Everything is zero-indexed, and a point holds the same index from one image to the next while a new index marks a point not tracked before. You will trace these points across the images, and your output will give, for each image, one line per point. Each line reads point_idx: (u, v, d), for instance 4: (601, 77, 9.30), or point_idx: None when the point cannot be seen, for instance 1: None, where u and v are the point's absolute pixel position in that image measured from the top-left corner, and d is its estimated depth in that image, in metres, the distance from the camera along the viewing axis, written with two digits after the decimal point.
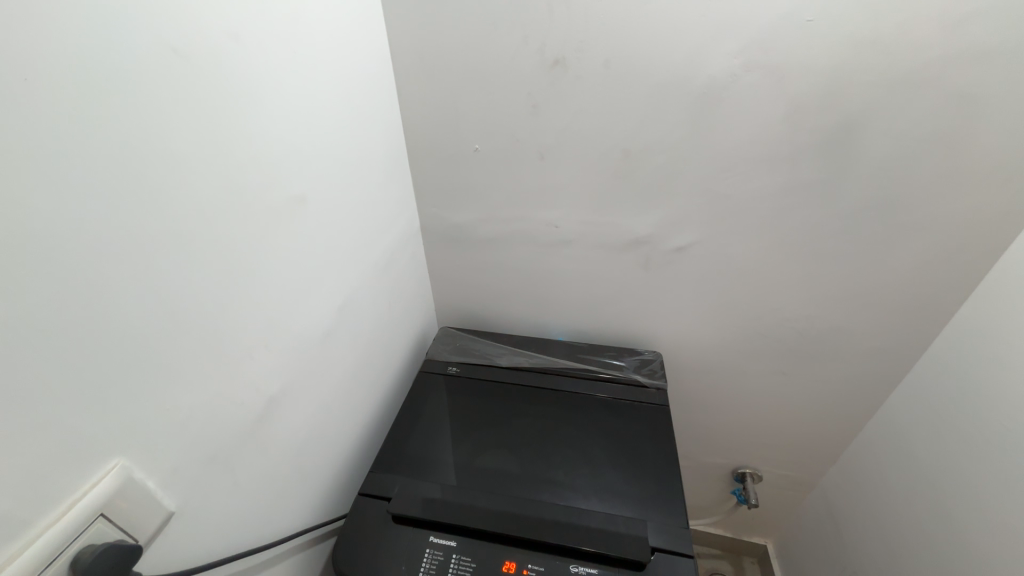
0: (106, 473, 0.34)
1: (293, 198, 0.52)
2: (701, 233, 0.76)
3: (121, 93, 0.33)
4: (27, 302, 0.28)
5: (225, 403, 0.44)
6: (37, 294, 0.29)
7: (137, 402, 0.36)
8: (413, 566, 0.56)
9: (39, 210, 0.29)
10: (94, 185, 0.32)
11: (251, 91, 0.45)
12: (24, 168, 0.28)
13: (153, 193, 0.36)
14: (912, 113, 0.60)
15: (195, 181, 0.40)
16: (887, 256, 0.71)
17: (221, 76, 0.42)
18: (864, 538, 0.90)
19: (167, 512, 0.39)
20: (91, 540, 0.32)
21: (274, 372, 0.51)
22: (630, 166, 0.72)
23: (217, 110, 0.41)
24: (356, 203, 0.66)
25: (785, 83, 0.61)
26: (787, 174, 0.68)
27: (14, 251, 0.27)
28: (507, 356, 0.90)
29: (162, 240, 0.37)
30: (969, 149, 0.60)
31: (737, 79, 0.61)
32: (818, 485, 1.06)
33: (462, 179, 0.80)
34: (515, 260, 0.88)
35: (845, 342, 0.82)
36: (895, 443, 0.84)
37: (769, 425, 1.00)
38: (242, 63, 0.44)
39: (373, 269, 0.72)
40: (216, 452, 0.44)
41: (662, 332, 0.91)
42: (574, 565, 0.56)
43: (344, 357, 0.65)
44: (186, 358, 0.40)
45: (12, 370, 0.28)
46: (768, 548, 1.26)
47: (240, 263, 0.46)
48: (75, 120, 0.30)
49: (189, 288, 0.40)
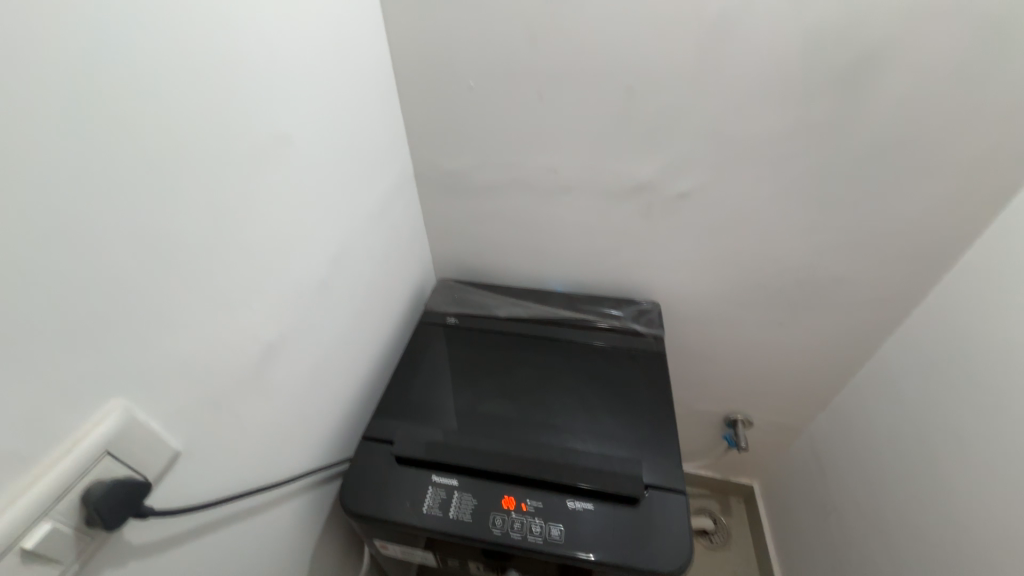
0: (108, 412, 0.34)
1: (279, 137, 0.49)
2: (706, 176, 0.73)
3: (84, 18, 0.30)
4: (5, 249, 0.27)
5: (224, 346, 0.44)
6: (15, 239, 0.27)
7: (134, 347, 0.36)
8: (417, 503, 0.58)
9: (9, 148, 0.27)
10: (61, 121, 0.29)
11: (228, 16, 0.41)
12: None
13: (130, 130, 0.33)
14: (942, 42, 0.55)
15: (173, 117, 0.37)
16: (895, 203, 0.69)
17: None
18: (847, 475, 0.95)
19: (174, 452, 0.40)
20: (99, 476, 0.33)
21: (271, 318, 0.50)
22: (634, 106, 0.68)
23: (188, 34, 0.37)
24: (347, 148, 0.62)
25: (806, 10, 0.56)
26: (800, 113, 0.64)
27: None
28: (506, 307, 0.91)
29: (146, 182, 0.35)
30: (999, 82, 0.56)
31: (755, 5, 0.57)
32: (806, 430, 1.10)
33: (456, 120, 0.75)
34: (513, 210, 0.86)
35: (845, 291, 0.82)
36: (884, 388, 0.87)
37: (764, 374, 1.02)
38: None
39: (366, 218, 0.69)
40: (217, 396, 0.44)
41: (660, 282, 0.91)
42: (571, 499, 0.58)
43: (342, 306, 0.65)
44: (180, 304, 0.39)
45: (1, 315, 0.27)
46: (754, 487, 1.33)
47: (230, 209, 0.44)
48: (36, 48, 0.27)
49: (178, 233, 0.38)
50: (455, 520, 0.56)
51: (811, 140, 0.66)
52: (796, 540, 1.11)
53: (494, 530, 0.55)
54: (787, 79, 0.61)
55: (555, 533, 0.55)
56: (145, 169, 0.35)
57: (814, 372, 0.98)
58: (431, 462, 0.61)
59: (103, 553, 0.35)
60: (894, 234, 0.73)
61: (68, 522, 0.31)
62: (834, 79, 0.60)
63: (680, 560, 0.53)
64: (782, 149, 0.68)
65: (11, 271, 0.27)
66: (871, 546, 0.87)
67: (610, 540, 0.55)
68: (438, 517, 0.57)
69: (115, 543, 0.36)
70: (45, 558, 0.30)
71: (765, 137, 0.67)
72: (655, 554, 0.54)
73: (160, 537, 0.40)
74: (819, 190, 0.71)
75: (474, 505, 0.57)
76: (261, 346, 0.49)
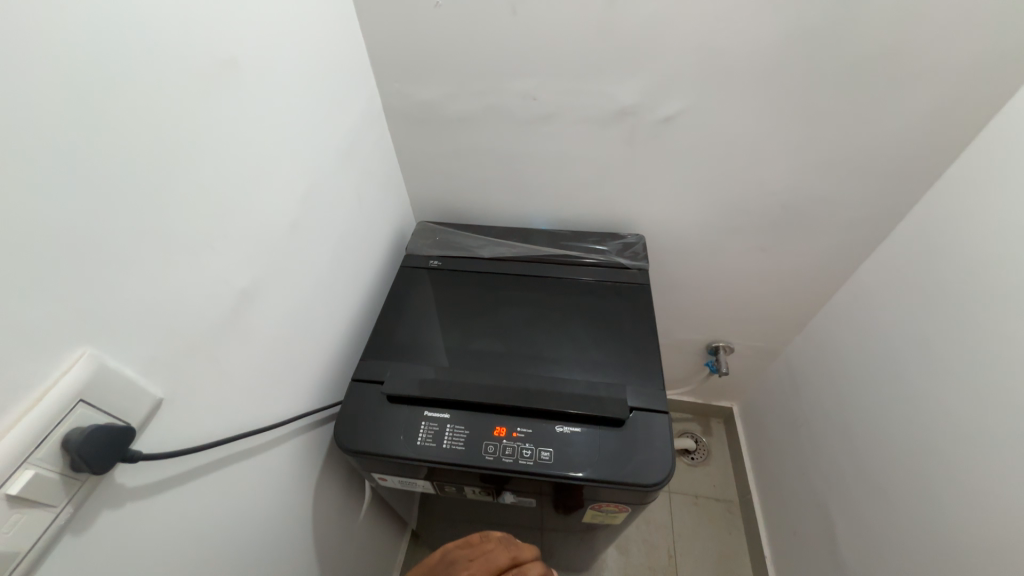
0: (74, 361, 0.33)
1: (227, 60, 0.44)
2: (693, 96, 0.69)
3: None
4: None
5: (194, 292, 0.42)
6: None
7: (94, 293, 0.33)
8: (411, 436, 0.60)
9: None
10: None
11: None
12: None
13: (46, 48, 0.29)
14: None
15: (96, 33, 0.32)
16: (885, 117, 0.67)
17: None
18: (819, 391, 1.01)
19: (156, 398, 0.39)
20: (77, 423, 0.33)
21: (241, 263, 0.48)
22: (615, 18, 0.62)
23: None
24: (306, 76, 0.57)
25: None
26: (792, 20, 0.60)
27: None
28: (489, 246, 0.89)
29: (78, 111, 0.31)
30: None
31: None
32: (784, 352, 1.15)
33: (424, 41, 0.69)
34: (491, 142, 0.82)
35: (828, 213, 0.82)
36: (861, 308, 0.89)
37: (745, 301, 1.04)
38: None
39: (334, 155, 0.65)
40: (194, 343, 0.43)
41: (644, 214, 0.89)
42: (559, 425, 0.60)
43: (317, 250, 0.62)
44: (140, 248, 0.37)
45: None
46: (733, 409, 1.42)
47: (183, 143, 0.40)
48: None
49: (126, 170, 0.35)
50: (449, 449, 0.58)
51: (803, 50, 0.62)
52: (770, 452, 1.20)
53: (486, 456, 0.58)
54: None
55: (545, 455, 0.58)
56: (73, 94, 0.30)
57: (794, 296, 1.00)
58: (423, 399, 0.63)
59: (97, 497, 0.35)
60: (881, 150, 0.71)
61: (53, 467, 0.31)
62: None
63: (662, 472, 0.56)
64: (772, 61, 0.64)
65: None
66: (837, 451, 0.94)
67: (598, 459, 0.57)
68: (432, 448, 0.59)
69: (109, 486, 0.36)
70: (34, 501, 0.30)
71: (754, 48, 0.63)
72: (640, 468, 0.57)
73: (155, 479, 0.40)
74: (808, 107, 0.68)
75: (467, 436, 0.60)
76: (235, 292, 0.47)
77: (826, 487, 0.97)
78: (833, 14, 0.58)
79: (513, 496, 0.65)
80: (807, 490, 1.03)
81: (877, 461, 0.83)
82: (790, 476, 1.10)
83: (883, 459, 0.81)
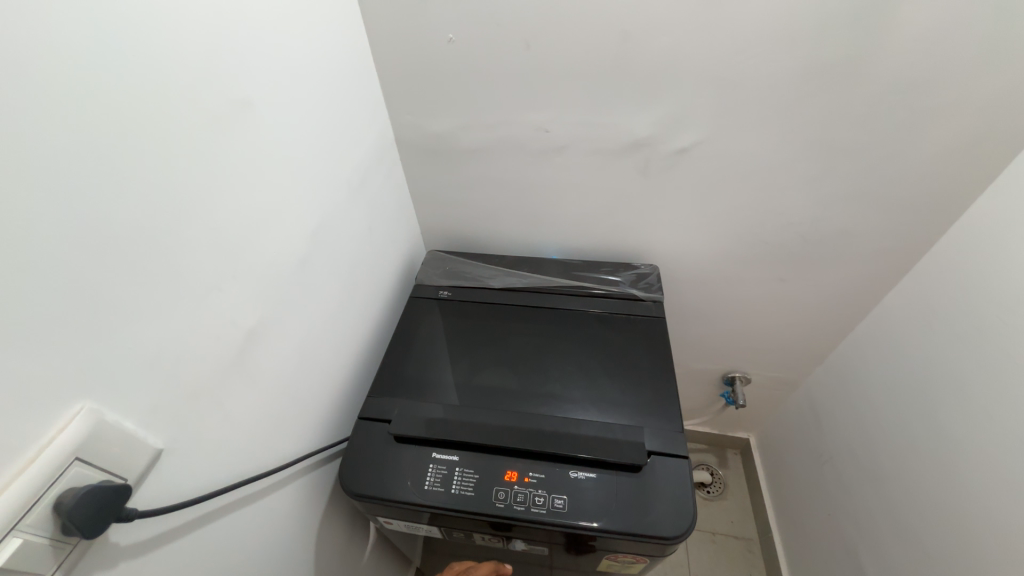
0: (74, 416, 0.31)
1: (239, 99, 0.44)
2: (708, 128, 0.69)
3: None
4: None
5: (201, 336, 0.41)
6: None
7: (96, 341, 0.32)
8: (418, 481, 0.57)
9: None
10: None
11: None
12: None
13: (48, 90, 0.28)
14: None
15: (103, 71, 0.31)
16: (907, 150, 0.66)
17: None
18: (842, 426, 0.96)
19: (156, 449, 0.38)
20: (70, 484, 0.31)
21: (247, 304, 0.47)
22: (628, 53, 0.62)
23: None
24: (317, 111, 0.57)
25: None
26: (808, 54, 0.59)
27: None
28: (500, 277, 0.88)
29: (79, 151, 0.30)
30: None
31: None
32: (804, 384, 1.11)
33: (436, 75, 0.69)
34: (502, 173, 0.81)
35: (849, 244, 0.80)
36: (885, 341, 0.86)
37: (764, 331, 1.01)
38: None
39: (345, 190, 0.65)
40: (197, 387, 0.42)
41: (658, 244, 0.88)
42: (574, 470, 0.57)
43: (327, 285, 0.62)
44: (141, 293, 0.36)
45: None
46: (750, 440, 1.37)
47: (190, 183, 0.39)
48: None
49: (128, 212, 0.34)
50: (457, 495, 0.56)
51: (822, 84, 0.61)
52: (791, 488, 1.15)
53: (497, 504, 0.55)
54: (800, 13, 0.56)
55: (559, 503, 0.55)
56: (72, 134, 0.29)
57: (813, 327, 0.97)
58: (432, 439, 0.60)
59: (89, 559, 0.33)
60: (901, 183, 0.69)
61: (42, 532, 0.30)
62: (852, 10, 0.54)
63: (684, 523, 0.53)
64: (789, 95, 0.63)
65: None
66: (864, 492, 0.89)
67: (615, 508, 0.54)
68: (440, 493, 0.56)
69: (101, 546, 0.34)
70: (23, 570, 0.28)
71: (770, 82, 0.62)
72: (659, 519, 0.54)
73: (152, 534, 0.38)
74: (827, 139, 0.67)
75: (477, 479, 0.57)
76: (241, 332, 0.46)
77: (853, 529, 0.92)
78: (851, 48, 0.57)
79: (524, 544, 0.62)
80: (831, 531, 0.98)
81: (907, 505, 0.78)
82: (813, 515, 1.05)
83: (914, 503, 0.77)
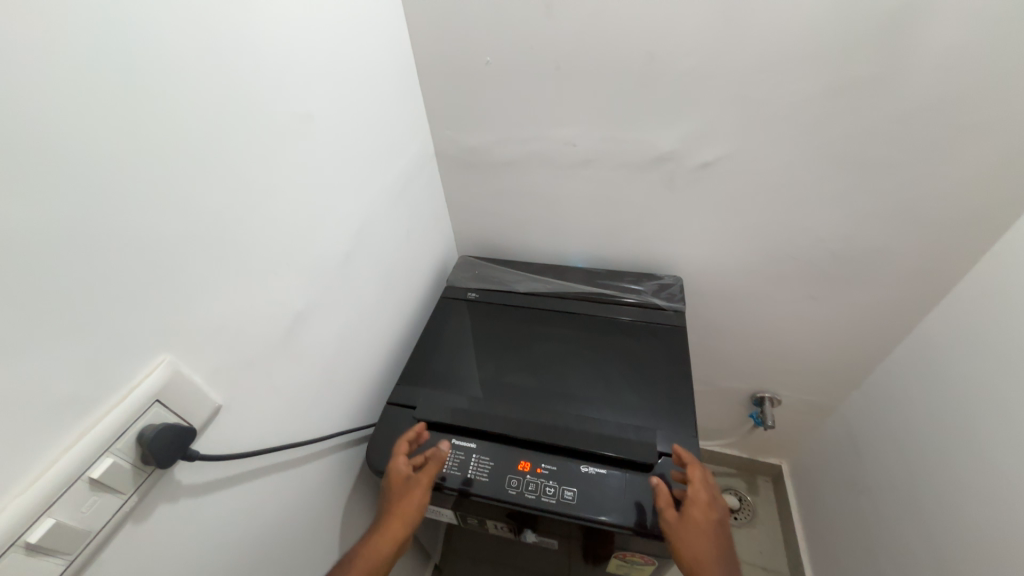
0: (156, 365, 0.38)
1: (301, 113, 0.51)
2: (732, 144, 0.71)
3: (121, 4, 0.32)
4: (76, 212, 0.31)
5: (256, 312, 0.48)
6: (84, 204, 0.32)
7: (176, 306, 0.39)
8: (437, 463, 0.61)
9: (78, 128, 0.31)
10: (95, 86, 0.31)
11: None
12: (66, 88, 0.30)
13: (156, 103, 0.36)
14: None
15: (198, 89, 0.39)
16: (941, 166, 0.65)
17: None
18: (880, 454, 0.92)
19: (217, 404, 0.44)
20: (152, 421, 0.37)
21: (296, 288, 0.53)
22: (652, 73, 0.66)
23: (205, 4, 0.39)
24: (367, 126, 0.64)
25: None
26: (832, 72, 0.60)
27: (64, 170, 0.30)
28: (526, 282, 0.92)
29: (171, 147, 0.37)
30: None
31: None
32: (840, 410, 1.06)
33: (474, 93, 0.76)
34: (531, 183, 0.86)
35: (883, 262, 0.78)
36: (924, 365, 0.82)
37: (794, 351, 0.99)
38: None
39: (387, 197, 0.72)
40: (251, 357, 0.48)
41: (682, 256, 0.89)
42: (585, 465, 0.59)
43: (367, 282, 0.68)
44: (211, 270, 0.42)
45: (75, 270, 0.31)
46: (783, 468, 1.30)
47: (254, 182, 0.46)
48: (88, 36, 0.31)
49: (206, 201, 0.41)
50: (473, 479, 0.59)
51: (848, 101, 0.62)
52: (825, 519, 1.09)
53: (509, 491, 0.58)
54: (822, 33, 0.58)
55: (569, 495, 0.57)
56: (170, 138, 0.37)
57: (847, 348, 0.94)
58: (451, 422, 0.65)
59: (158, 490, 0.39)
60: (937, 199, 0.68)
61: (128, 457, 0.36)
62: (875, 29, 0.56)
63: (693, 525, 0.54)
64: (813, 111, 0.64)
65: (84, 233, 0.32)
66: (901, 524, 0.84)
67: (624, 504, 0.56)
68: (457, 476, 0.60)
69: (168, 481, 0.40)
70: (110, 486, 0.35)
71: (794, 99, 0.64)
72: None
73: (207, 479, 0.44)
74: (856, 153, 0.67)
75: (492, 466, 0.60)
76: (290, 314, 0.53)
77: (890, 566, 0.86)
78: (875, 66, 0.59)
79: (535, 536, 0.64)
80: (867, 567, 0.92)
81: (949, 540, 0.73)
82: (848, 548, 0.99)
83: (955, 537, 0.72)
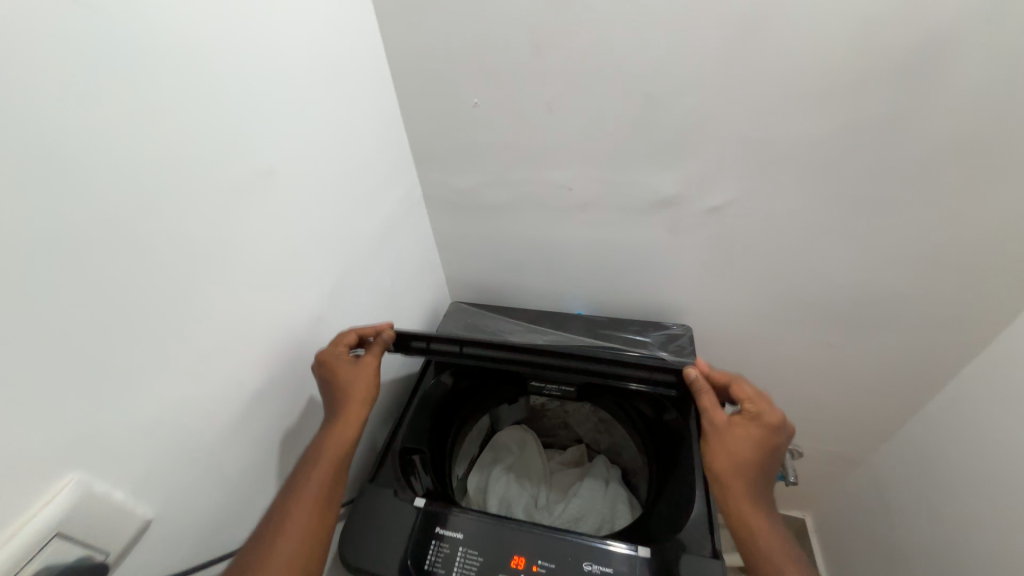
0: (62, 488, 0.33)
1: (262, 168, 0.47)
2: (739, 187, 0.65)
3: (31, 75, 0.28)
4: None
5: (192, 402, 0.42)
6: None
7: (93, 409, 0.34)
8: (418, 558, 0.54)
9: None
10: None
11: (194, 49, 0.38)
12: None
13: (75, 181, 0.31)
14: None
15: (131, 157, 0.34)
16: (975, 212, 0.58)
17: (155, 38, 0.35)
18: (916, 519, 0.83)
19: (144, 518, 0.39)
20: (49, 557, 0.32)
21: (242, 364, 0.48)
22: (650, 115, 0.61)
23: (140, 66, 0.34)
24: (343, 174, 0.59)
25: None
26: (847, 113, 0.55)
27: None
28: (522, 333, 0.85)
29: (97, 232, 0.33)
30: None
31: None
32: (867, 464, 0.97)
33: (460, 138, 0.71)
34: (525, 228, 0.81)
35: (911, 311, 0.71)
36: (960, 423, 0.74)
37: (814, 400, 0.91)
38: (179, 21, 0.37)
39: (368, 250, 0.67)
40: (185, 451, 0.42)
41: (689, 302, 0.82)
42: (587, 562, 0.52)
43: (337, 343, 0.62)
44: (141, 357, 0.37)
45: None
46: (806, 521, 1.20)
47: (203, 249, 0.41)
48: None
49: (137, 280, 0.36)
50: None
51: (865, 142, 0.57)
52: None
53: None
54: (834, 73, 0.53)
55: None
56: (93, 216, 0.33)
57: (875, 400, 0.85)
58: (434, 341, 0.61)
59: None
60: (966, 247, 0.62)
61: None
62: (894, 69, 0.51)
63: None
64: (827, 154, 0.59)
65: None
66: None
67: None
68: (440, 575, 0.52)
69: None
70: None
71: (806, 142, 0.58)
72: None
73: None
74: (875, 199, 0.61)
75: (480, 562, 0.53)
76: (236, 397, 0.47)
77: None
78: (895, 106, 0.53)
79: None
80: None
81: None
82: None
83: None
